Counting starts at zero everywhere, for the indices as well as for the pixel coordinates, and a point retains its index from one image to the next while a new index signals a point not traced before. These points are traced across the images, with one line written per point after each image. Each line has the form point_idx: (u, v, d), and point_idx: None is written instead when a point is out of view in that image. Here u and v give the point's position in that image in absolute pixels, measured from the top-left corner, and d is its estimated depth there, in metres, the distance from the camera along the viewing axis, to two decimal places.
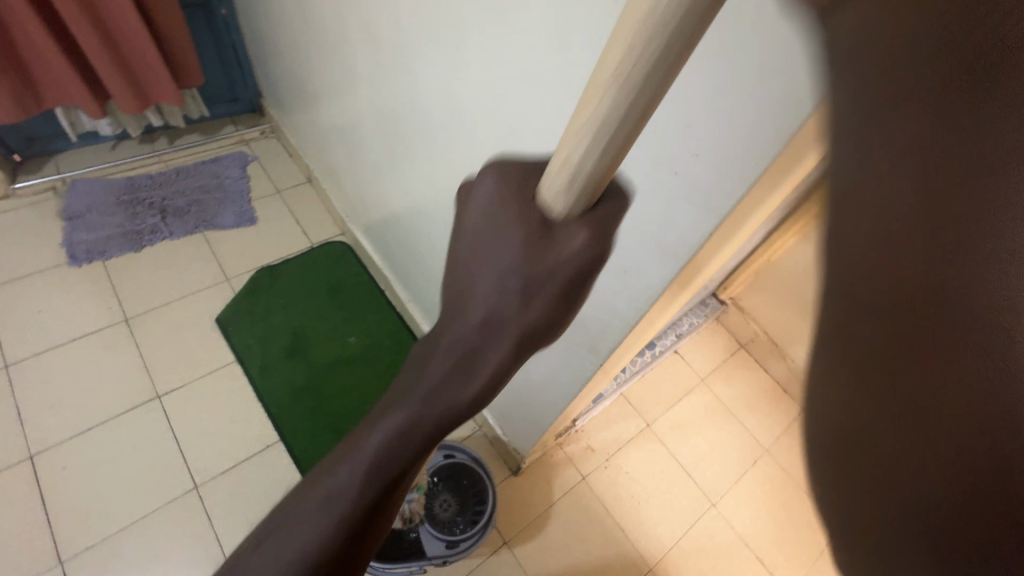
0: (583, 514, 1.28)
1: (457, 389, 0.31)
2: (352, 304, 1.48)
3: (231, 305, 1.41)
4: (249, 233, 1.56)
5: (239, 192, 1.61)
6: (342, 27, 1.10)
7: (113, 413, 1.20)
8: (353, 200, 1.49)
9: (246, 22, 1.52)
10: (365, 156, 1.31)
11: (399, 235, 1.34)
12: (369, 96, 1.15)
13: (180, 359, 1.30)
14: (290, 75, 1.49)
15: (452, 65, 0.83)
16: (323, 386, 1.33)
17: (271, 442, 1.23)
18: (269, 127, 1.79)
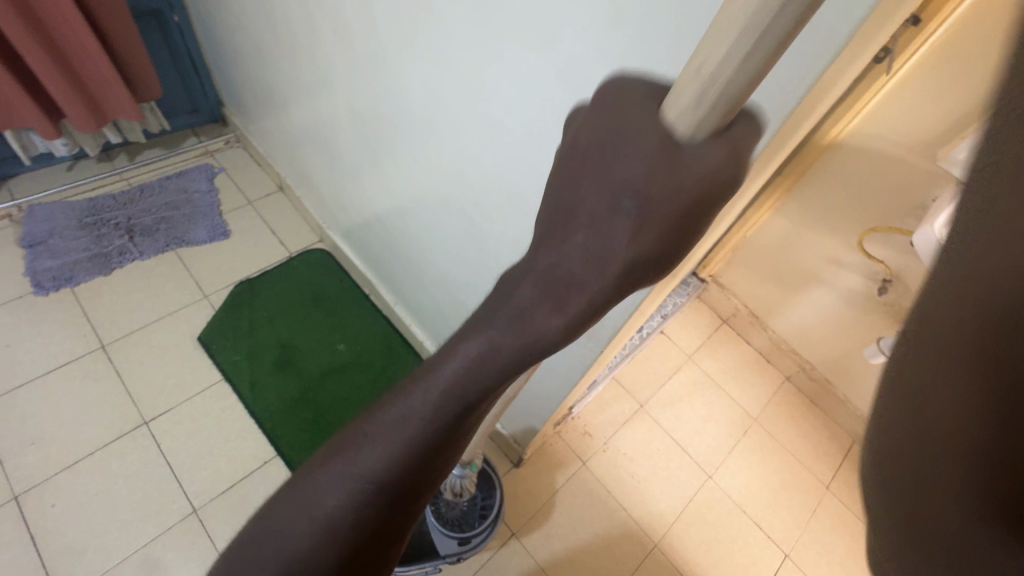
0: (587, 498, 1.30)
1: (547, 315, 0.27)
2: (338, 311, 1.46)
3: (212, 322, 1.37)
4: (224, 247, 1.52)
5: (209, 205, 1.57)
6: (311, 29, 1.08)
7: (100, 443, 1.17)
8: (330, 205, 1.47)
9: (202, 29, 1.47)
10: (341, 161, 1.29)
11: (382, 238, 1.33)
12: (342, 99, 1.13)
13: (165, 382, 1.27)
14: (254, 81, 1.45)
15: (435, 66, 0.83)
16: (316, 396, 1.32)
17: (268, 457, 1.21)
18: (234, 136, 1.74)
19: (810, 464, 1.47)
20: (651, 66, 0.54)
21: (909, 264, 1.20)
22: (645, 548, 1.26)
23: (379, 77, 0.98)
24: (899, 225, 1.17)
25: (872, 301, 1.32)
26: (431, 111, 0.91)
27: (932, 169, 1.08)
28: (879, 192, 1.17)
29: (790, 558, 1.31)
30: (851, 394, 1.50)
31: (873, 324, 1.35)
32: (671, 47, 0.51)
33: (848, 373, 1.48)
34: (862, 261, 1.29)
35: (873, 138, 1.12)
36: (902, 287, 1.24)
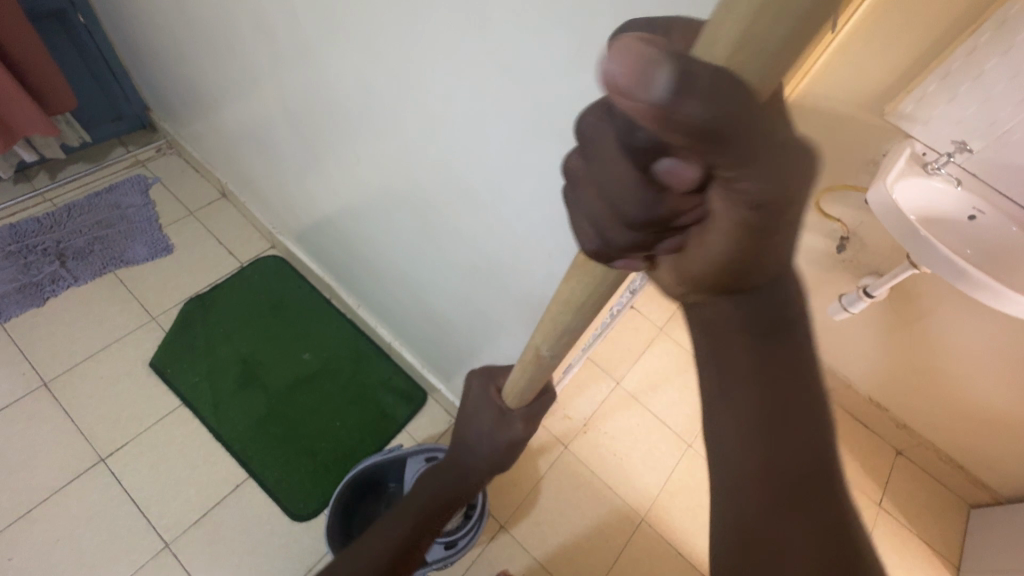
0: (572, 482, 1.31)
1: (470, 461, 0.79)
2: (299, 319, 1.40)
3: (164, 345, 1.29)
4: (168, 264, 1.42)
5: (146, 220, 1.47)
6: (231, 24, 0.99)
7: (54, 487, 1.10)
8: (277, 209, 1.39)
9: (115, 29, 1.36)
10: (283, 163, 1.22)
11: (336, 239, 1.27)
12: (275, 97, 1.06)
13: (118, 415, 1.19)
14: (178, 82, 1.34)
15: (367, 55, 0.77)
16: (285, 411, 1.26)
17: (241, 480, 1.16)
18: (165, 143, 1.62)
19: None
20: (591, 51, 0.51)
21: (866, 221, 1.23)
22: (632, 524, 1.28)
23: (310, 71, 0.91)
24: (853, 182, 1.18)
25: (832, 258, 1.34)
26: (369, 102, 0.85)
27: (882, 125, 1.08)
28: (832, 151, 1.17)
29: None
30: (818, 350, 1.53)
31: (834, 281, 1.38)
32: (616, 26, 0.48)
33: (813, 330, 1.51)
34: (820, 221, 1.30)
35: (822, 97, 1.11)
36: (860, 244, 1.27)
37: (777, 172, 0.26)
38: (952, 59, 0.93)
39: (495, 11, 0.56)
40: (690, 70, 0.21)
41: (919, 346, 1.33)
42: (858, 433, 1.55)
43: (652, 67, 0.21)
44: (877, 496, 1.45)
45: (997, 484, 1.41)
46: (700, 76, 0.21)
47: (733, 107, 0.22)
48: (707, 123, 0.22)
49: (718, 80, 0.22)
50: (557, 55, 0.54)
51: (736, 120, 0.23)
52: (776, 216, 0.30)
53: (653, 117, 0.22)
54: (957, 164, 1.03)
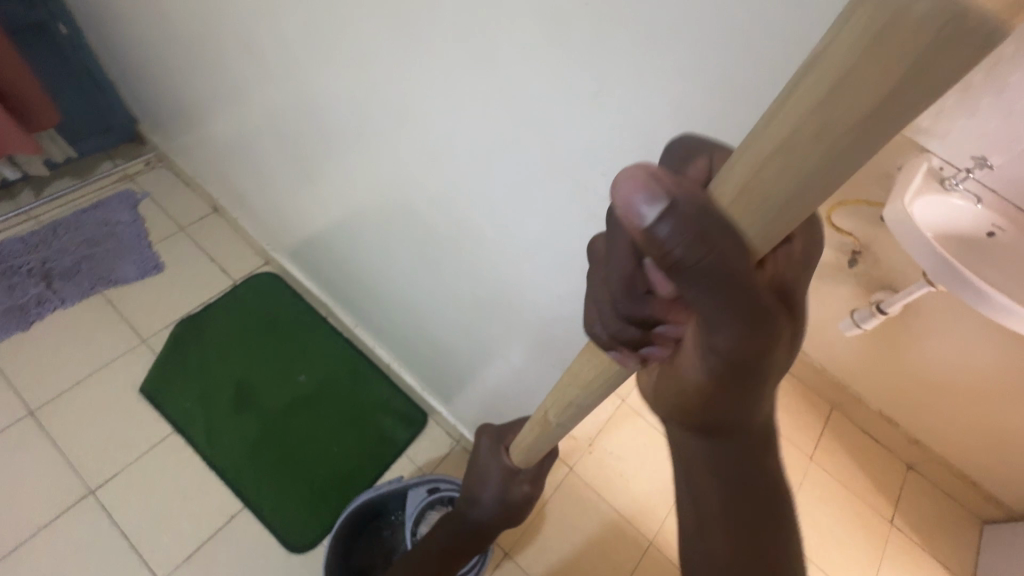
0: (578, 505, 1.27)
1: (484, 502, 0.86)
2: (295, 339, 1.36)
3: (154, 369, 1.25)
4: (157, 283, 1.38)
5: (134, 237, 1.42)
6: (219, 40, 0.95)
7: (42, 522, 1.06)
8: (271, 226, 1.34)
9: (100, 40, 1.31)
10: (276, 180, 1.17)
11: (332, 258, 1.22)
12: (266, 114, 1.01)
13: (108, 444, 1.15)
14: (166, 95, 1.29)
15: (362, 77, 0.73)
16: (281, 436, 1.23)
17: (235, 511, 1.12)
18: (155, 156, 1.57)
19: (792, 437, 1.48)
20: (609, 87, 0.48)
21: (879, 235, 1.19)
22: (639, 548, 1.25)
23: (302, 89, 0.87)
24: (865, 196, 1.14)
25: (843, 272, 1.31)
26: (364, 124, 0.81)
27: (896, 138, 1.04)
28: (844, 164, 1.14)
29: None
30: (827, 364, 1.50)
31: (845, 295, 1.34)
32: (632, 57, 0.45)
33: (822, 343, 1.47)
34: (830, 235, 1.26)
35: None
36: (872, 258, 1.24)
37: (753, 330, 0.26)
38: (972, 72, 0.89)
39: (505, 41, 0.53)
40: (677, 210, 0.22)
41: (932, 361, 1.30)
42: (869, 448, 1.52)
43: (646, 199, 0.22)
44: (889, 514, 1.42)
45: (1011, 500, 1.38)
46: (685, 213, 0.22)
47: (713, 252, 0.23)
48: (680, 257, 0.23)
49: (705, 222, 0.23)
50: (572, 89, 0.51)
51: (711, 265, 0.23)
52: (749, 373, 0.29)
53: (644, 240, 0.23)
54: (976, 179, 0.99)
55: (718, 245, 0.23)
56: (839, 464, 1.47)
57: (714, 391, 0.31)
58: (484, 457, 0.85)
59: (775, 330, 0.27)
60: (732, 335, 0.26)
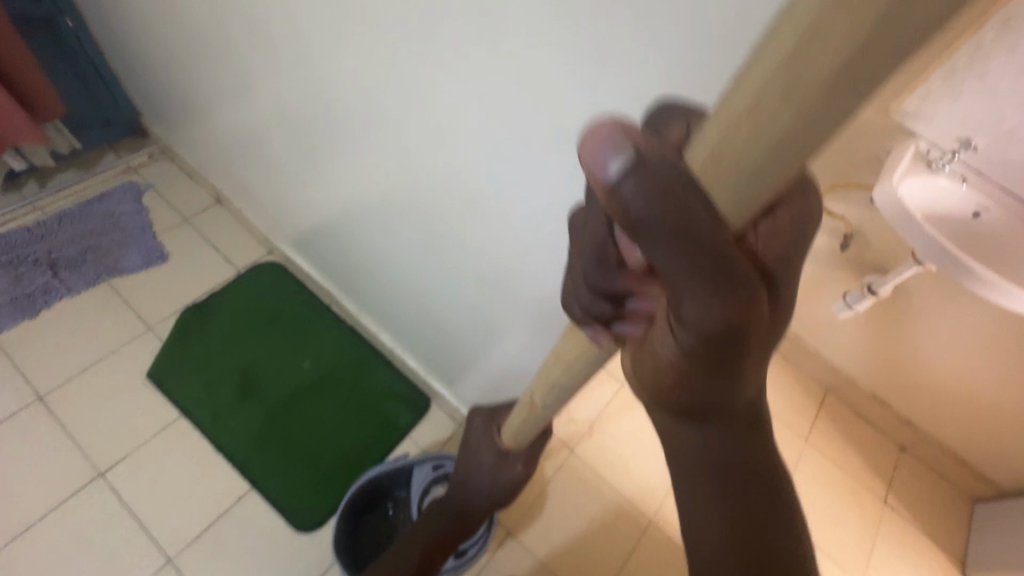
0: (579, 486, 1.30)
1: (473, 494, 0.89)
2: (298, 326, 1.38)
3: (161, 356, 1.27)
4: (162, 273, 1.40)
5: (139, 228, 1.44)
6: (226, 28, 0.98)
7: (53, 504, 1.07)
8: (274, 215, 1.36)
9: (104, 33, 1.33)
10: (280, 168, 1.19)
11: (335, 245, 1.25)
12: (271, 101, 1.03)
13: (116, 429, 1.17)
14: (170, 87, 1.31)
15: (367, 59, 0.76)
16: (287, 421, 1.25)
17: (243, 492, 1.14)
18: (157, 149, 1.59)
19: (788, 420, 1.51)
20: (605, 59, 0.50)
21: (870, 218, 1.22)
22: (639, 527, 1.27)
23: (308, 75, 0.90)
24: (855, 181, 1.17)
25: (835, 256, 1.34)
26: (370, 107, 0.83)
27: (885, 123, 1.07)
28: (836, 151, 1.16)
29: None
30: (821, 348, 1.53)
31: (838, 279, 1.37)
32: (630, 33, 0.47)
33: (816, 328, 1.50)
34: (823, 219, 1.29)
35: None
36: (863, 242, 1.27)
37: (723, 304, 0.26)
38: (957, 56, 0.93)
39: (505, 17, 0.55)
40: (644, 170, 0.22)
41: (923, 342, 1.33)
42: (863, 430, 1.55)
43: (610, 150, 0.22)
44: (883, 493, 1.45)
45: (1000, 478, 1.42)
46: (652, 170, 0.22)
47: (677, 211, 0.23)
48: (646, 218, 0.23)
49: (673, 187, 0.22)
50: (568, 64, 0.53)
51: (679, 232, 0.23)
52: (721, 346, 0.29)
53: (611, 200, 0.23)
54: (962, 160, 1.03)
55: (685, 212, 0.23)
56: (834, 445, 1.50)
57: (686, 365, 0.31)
58: (475, 439, 0.89)
59: (748, 306, 0.27)
60: (704, 306, 0.26)
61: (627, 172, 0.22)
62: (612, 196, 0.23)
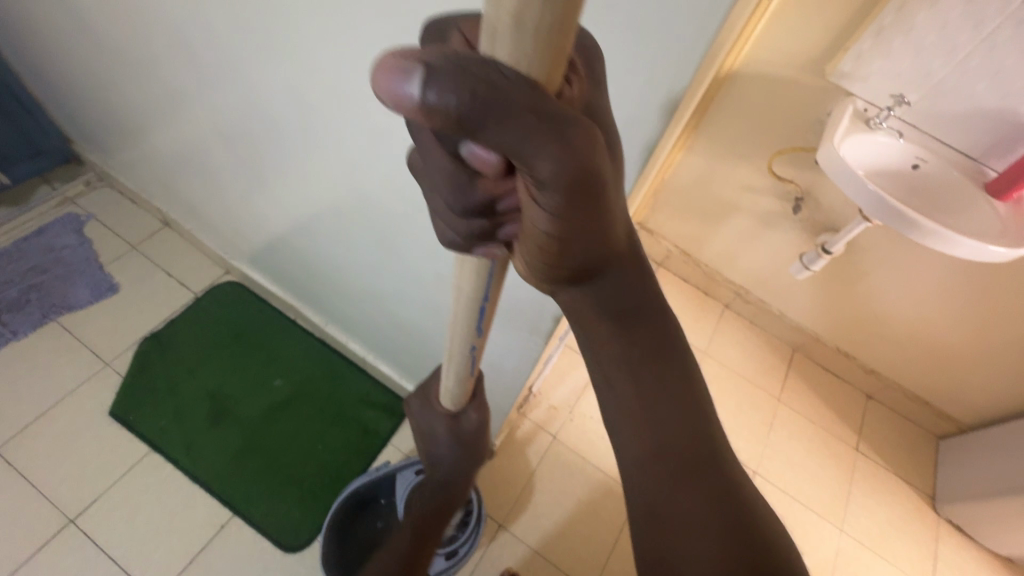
0: (565, 471, 1.31)
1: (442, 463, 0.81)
2: (264, 344, 1.34)
3: (124, 390, 1.23)
4: (115, 305, 1.34)
5: (84, 261, 1.38)
6: (147, 45, 0.93)
7: (23, 558, 1.03)
8: (226, 233, 1.32)
9: (19, 58, 1.25)
10: (224, 183, 1.15)
11: (292, 259, 1.22)
12: (205, 114, 0.99)
13: (83, 472, 1.13)
14: (99, 110, 1.25)
15: (297, 64, 0.73)
16: (262, 442, 1.22)
17: (225, 521, 1.12)
18: (95, 175, 1.52)
19: (759, 381, 1.56)
20: None
21: (817, 180, 1.26)
22: None
23: (238, 87, 0.86)
24: (802, 144, 1.20)
25: (789, 219, 1.38)
26: (307, 115, 0.81)
27: (823, 85, 1.10)
28: (781, 117, 1.19)
29: (758, 474, 1.41)
30: (785, 309, 1.57)
31: (794, 242, 1.41)
32: None
33: (777, 291, 1.55)
34: (775, 184, 1.32)
35: (765, 63, 1.12)
36: (814, 203, 1.31)
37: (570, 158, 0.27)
38: (884, 14, 0.95)
39: None
40: (435, 71, 0.23)
41: (877, 294, 1.38)
42: (830, 383, 1.61)
43: (399, 75, 0.23)
44: (854, 441, 1.51)
45: (960, 414, 1.49)
46: (444, 73, 0.23)
47: (490, 111, 0.25)
48: (464, 112, 0.24)
49: (462, 66, 0.24)
50: None
51: (447, 76, 0.23)
52: (591, 200, 0.30)
53: (445, 120, 0.24)
54: (898, 117, 1.06)
55: (446, 60, 0.24)
56: (806, 402, 1.55)
57: (570, 234, 0.32)
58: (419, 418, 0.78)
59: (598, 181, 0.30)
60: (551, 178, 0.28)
61: (421, 85, 0.23)
62: (423, 105, 0.24)
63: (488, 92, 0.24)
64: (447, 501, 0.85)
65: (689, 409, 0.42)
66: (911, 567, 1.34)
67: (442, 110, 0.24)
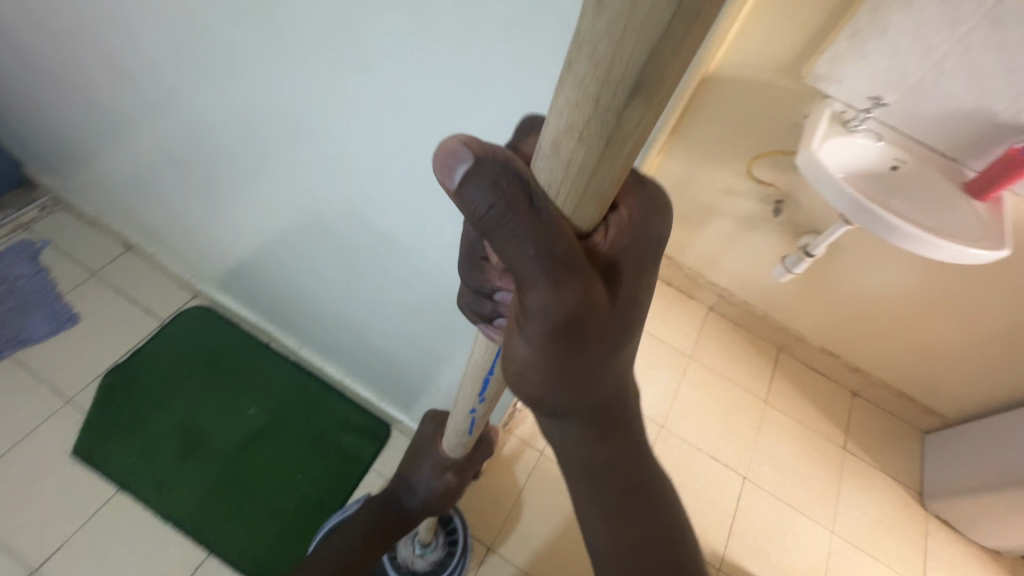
0: (553, 487, 1.29)
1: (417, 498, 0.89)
2: (236, 371, 1.29)
3: (87, 428, 1.16)
4: (75, 337, 1.28)
5: (41, 291, 1.31)
6: (97, 64, 0.88)
7: None
8: (192, 257, 1.26)
9: None
10: (183, 207, 1.10)
11: (262, 282, 1.17)
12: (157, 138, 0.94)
13: (46, 518, 1.07)
14: (46, 133, 1.18)
15: None
16: (238, 475, 1.17)
17: (199, 562, 1.07)
18: (49, 199, 1.44)
19: (746, 384, 1.55)
20: None
21: (796, 182, 1.24)
22: None
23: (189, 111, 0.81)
24: (780, 147, 1.18)
25: (770, 222, 1.36)
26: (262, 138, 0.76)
27: (800, 88, 1.08)
28: (759, 120, 1.17)
29: (748, 479, 1.39)
30: (769, 310, 1.56)
31: (776, 244, 1.40)
32: None
33: (760, 292, 1.54)
34: (754, 187, 1.30)
35: (740, 66, 1.10)
36: (794, 205, 1.29)
37: (563, 297, 0.30)
38: (858, 15, 0.93)
39: None
40: (489, 171, 0.25)
41: (860, 293, 1.37)
42: (816, 382, 1.60)
43: (456, 160, 0.25)
44: (841, 440, 1.51)
45: (945, 409, 1.49)
46: (487, 174, 0.25)
47: (514, 230, 0.27)
48: (483, 216, 0.26)
49: (506, 176, 0.26)
50: None
51: (500, 185, 0.26)
52: (573, 338, 0.32)
53: (475, 220, 0.27)
54: (875, 118, 1.04)
55: (507, 166, 0.26)
56: (792, 403, 1.55)
57: (544, 368, 0.34)
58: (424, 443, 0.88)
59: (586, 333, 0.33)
60: (542, 308, 0.30)
61: (466, 176, 0.25)
62: (456, 193, 0.26)
63: (518, 216, 0.26)
64: (397, 518, 0.90)
65: (642, 526, 0.45)
66: (902, 565, 1.34)
67: (472, 205, 0.26)
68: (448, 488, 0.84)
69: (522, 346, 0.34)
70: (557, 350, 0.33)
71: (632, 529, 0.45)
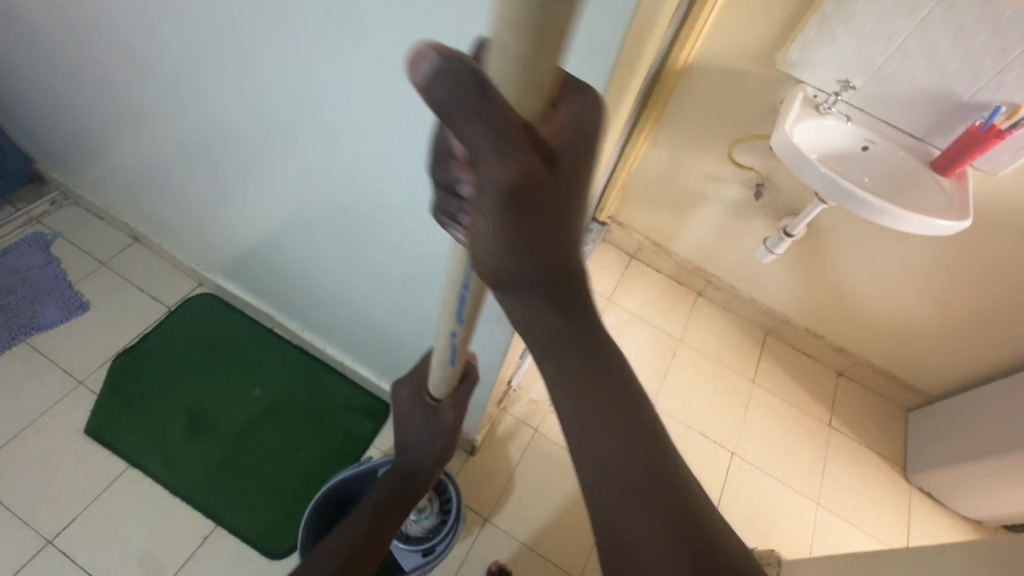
0: (547, 463, 1.33)
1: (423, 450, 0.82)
2: (242, 355, 1.34)
3: (99, 408, 1.21)
4: (86, 323, 1.33)
5: (52, 280, 1.36)
6: (104, 61, 0.94)
7: None
8: (196, 246, 1.31)
9: None
10: (190, 194, 1.15)
11: (264, 267, 1.22)
12: (167, 125, 0.99)
13: (60, 492, 1.11)
14: (59, 127, 1.24)
15: (254, 68, 0.74)
16: (244, 451, 1.22)
17: (208, 532, 1.12)
18: (60, 194, 1.50)
19: (734, 365, 1.60)
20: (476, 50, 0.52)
21: (775, 166, 1.30)
22: None
23: (198, 96, 0.87)
24: (758, 132, 1.24)
25: (752, 206, 1.42)
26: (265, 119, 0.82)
27: (774, 74, 1.14)
28: (737, 107, 1.23)
29: (736, 455, 1.44)
30: (754, 293, 1.62)
31: (759, 227, 1.45)
32: None
33: (746, 276, 1.59)
34: (736, 172, 1.36)
35: (718, 55, 1.16)
36: (774, 188, 1.35)
37: (523, 176, 0.29)
38: (825, 4, 1.00)
39: None
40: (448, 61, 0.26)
41: (841, 274, 1.43)
42: (802, 363, 1.65)
43: (421, 59, 0.26)
44: (827, 418, 1.56)
45: (926, 386, 1.55)
46: (452, 68, 0.26)
47: (472, 111, 0.27)
48: (444, 101, 0.27)
49: (465, 69, 0.26)
50: None
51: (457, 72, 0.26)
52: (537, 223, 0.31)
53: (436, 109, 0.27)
54: (846, 101, 1.11)
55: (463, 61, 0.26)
56: (779, 383, 1.60)
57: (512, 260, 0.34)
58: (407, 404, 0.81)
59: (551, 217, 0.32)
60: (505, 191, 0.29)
61: (432, 68, 0.26)
62: (425, 88, 0.27)
63: (474, 101, 0.26)
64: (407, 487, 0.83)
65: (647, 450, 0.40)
66: (886, 535, 1.38)
67: (438, 93, 0.26)
68: (448, 427, 0.79)
69: (484, 236, 0.33)
70: (522, 237, 0.32)
71: (626, 461, 0.38)
